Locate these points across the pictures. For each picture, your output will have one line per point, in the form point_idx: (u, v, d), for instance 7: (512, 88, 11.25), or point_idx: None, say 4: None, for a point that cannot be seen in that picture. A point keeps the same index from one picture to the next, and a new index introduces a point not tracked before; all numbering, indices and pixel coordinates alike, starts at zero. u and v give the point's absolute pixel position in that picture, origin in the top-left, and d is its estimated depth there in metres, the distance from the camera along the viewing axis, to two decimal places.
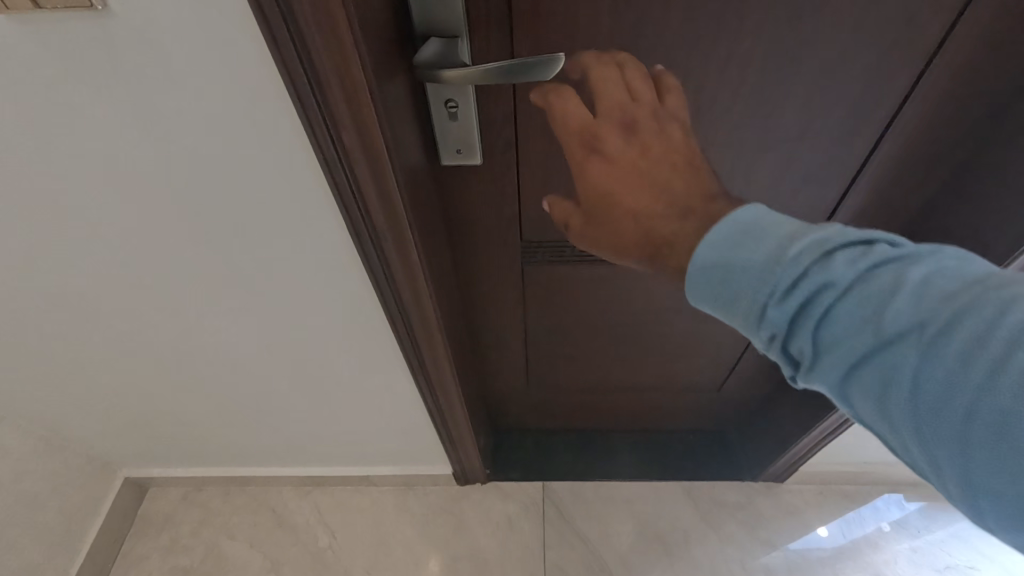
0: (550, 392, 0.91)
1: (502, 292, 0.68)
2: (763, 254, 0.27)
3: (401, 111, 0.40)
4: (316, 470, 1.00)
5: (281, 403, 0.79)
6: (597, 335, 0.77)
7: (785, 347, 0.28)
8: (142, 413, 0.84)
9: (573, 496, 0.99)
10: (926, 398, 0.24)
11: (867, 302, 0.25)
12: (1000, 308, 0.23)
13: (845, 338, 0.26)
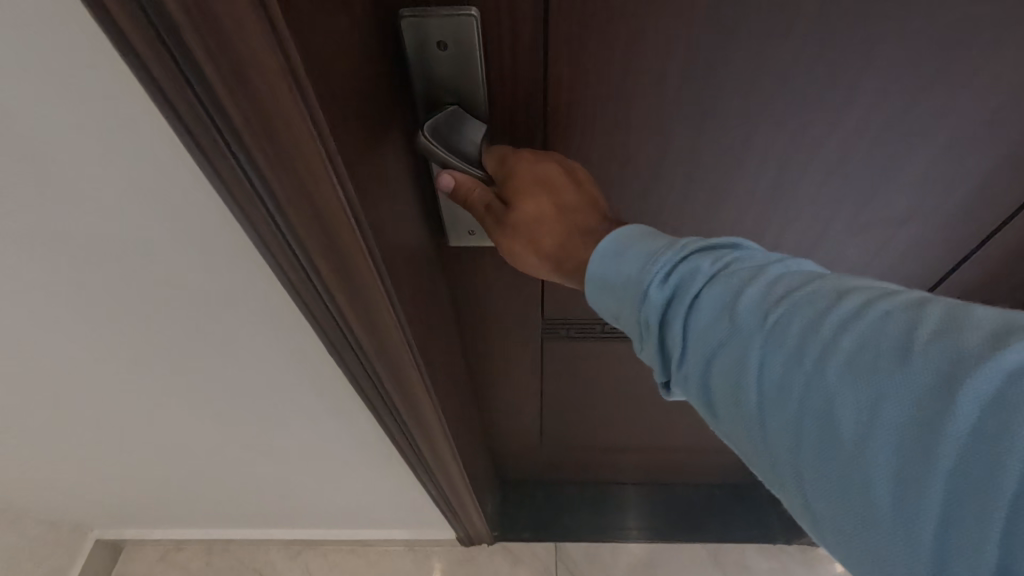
0: (566, 454, 0.83)
1: (517, 364, 0.59)
2: (641, 255, 0.30)
3: (392, 213, 0.32)
4: (309, 533, 0.92)
5: (271, 467, 0.71)
6: (625, 405, 0.68)
7: (661, 337, 0.29)
8: (113, 481, 0.75)
9: (589, 558, 0.91)
10: (775, 385, 0.25)
11: (726, 295, 0.27)
12: (832, 302, 0.25)
13: (707, 326, 0.27)
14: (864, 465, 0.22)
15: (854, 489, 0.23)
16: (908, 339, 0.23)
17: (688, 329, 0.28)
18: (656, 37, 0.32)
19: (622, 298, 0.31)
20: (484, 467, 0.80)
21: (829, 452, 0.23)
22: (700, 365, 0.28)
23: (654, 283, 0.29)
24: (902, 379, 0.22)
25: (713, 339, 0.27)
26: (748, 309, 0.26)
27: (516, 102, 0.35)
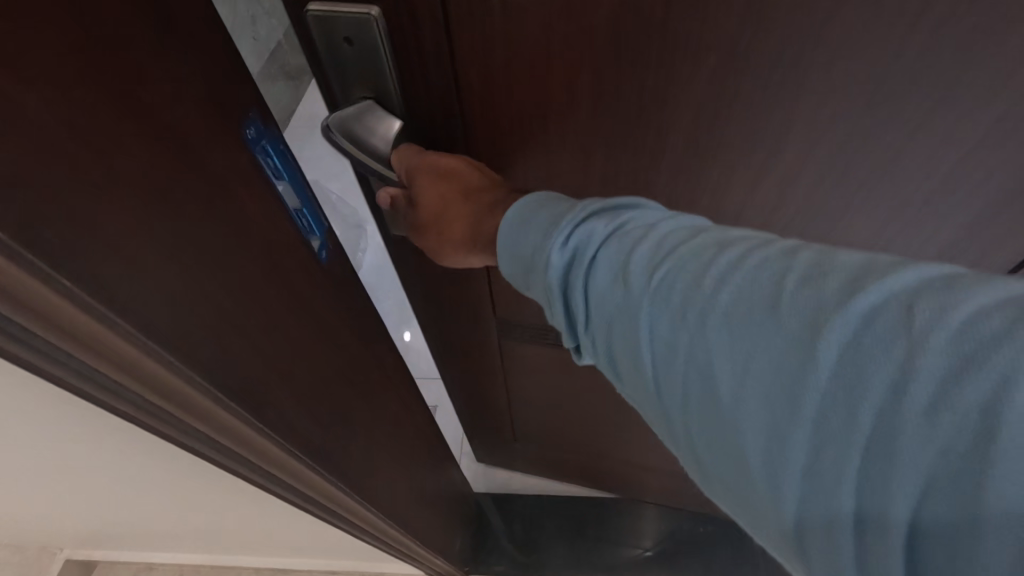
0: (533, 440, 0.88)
1: (481, 356, 0.65)
2: (545, 222, 0.32)
3: (274, 259, 0.35)
4: (281, 557, 0.91)
5: (224, 500, 0.70)
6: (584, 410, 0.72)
7: (566, 300, 0.31)
8: (58, 515, 0.72)
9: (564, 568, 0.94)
10: (664, 340, 0.26)
11: (620, 254, 0.28)
12: (713, 255, 0.26)
13: (604, 286, 0.28)
14: (739, 409, 0.23)
15: (733, 437, 0.24)
16: (778, 286, 0.24)
17: (589, 290, 0.29)
18: (568, 56, 0.35)
19: (529, 268, 0.32)
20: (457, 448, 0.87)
21: (709, 405, 0.25)
22: (598, 326, 0.29)
23: (556, 248, 0.30)
24: (772, 331, 0.23)
25: (610, 299, 0.28)
26: (639, 270, 0.27)
27: (433, 100, 0.39)
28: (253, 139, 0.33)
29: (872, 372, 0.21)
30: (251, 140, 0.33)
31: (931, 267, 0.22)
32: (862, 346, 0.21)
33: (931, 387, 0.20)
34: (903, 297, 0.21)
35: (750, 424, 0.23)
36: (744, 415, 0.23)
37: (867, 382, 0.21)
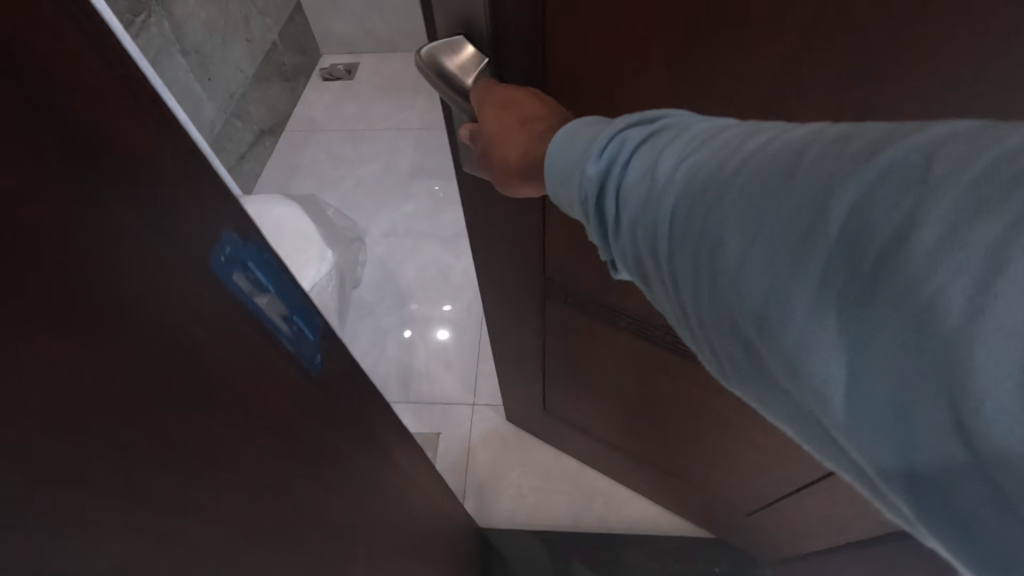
0: (555, 386, 1.14)
1: (533, 269, 0.84)
2: (582, 146, 0.40)
3: (181, 333, 0.32)
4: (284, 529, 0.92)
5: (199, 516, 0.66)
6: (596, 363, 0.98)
7: (604, 206, 0.38)
8: None
9: (552, 509, 1.32)
10: (680, 226, 0.33)
11: (649, 161, 0.35)
12: (738, 149, 0.31)
13: (634, 190, 0.35)
14: (743, 272, 0.29)
15: (741, 297, 0.29)
16: (794, 164, 0.28)
17: (623, 193, 0.36)
18: None
19: (573, 188, 0.41)
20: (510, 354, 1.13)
21: (723, 275, 0.30)
22: (632, 228, 0.36)
23: (591, 162, 0.38)
24: (781, 202, 0.28)
25: (640, 197, 0.35)
26: (665, 175, 0.34)
27: (517, 21, 0.49)
28: (228, 260, 0.37)
29: (875, 223, 0.24)
30: (223, 258, 0.36)
31: (959, 125, 0.25)
32: (864, 203, 0.25)
33: (935, 232, 0.23)
34: (921, 154, 0.24)
35: (757, 284, 0.28)
36: (751, 277, 0.28)
37: (870, 234, 0.24)
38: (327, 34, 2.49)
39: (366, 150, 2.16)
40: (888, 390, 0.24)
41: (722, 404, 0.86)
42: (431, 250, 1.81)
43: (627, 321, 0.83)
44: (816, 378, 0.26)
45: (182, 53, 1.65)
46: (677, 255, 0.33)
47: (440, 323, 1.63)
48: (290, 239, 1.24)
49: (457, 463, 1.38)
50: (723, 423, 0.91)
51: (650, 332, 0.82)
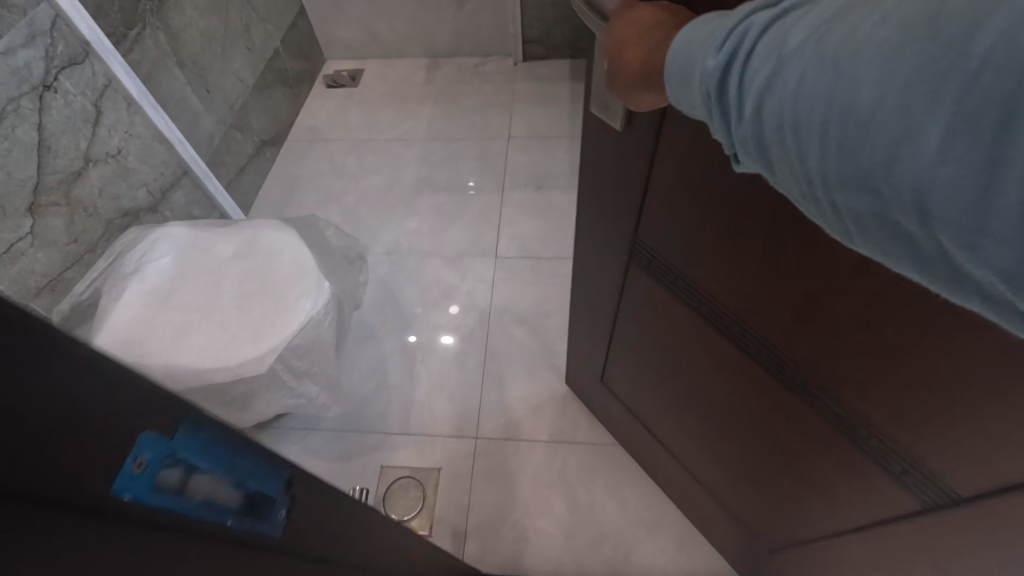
0: (618, 356, 1.19)
1: (625, 215, 0.89)
2: (704, 39, 0.40)
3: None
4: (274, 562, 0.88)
5: None
6: (662, 340, 1.01)
7: (722, 96, 0.38)
8: None
9: (564, 530, 1.26)
10: (805, 100, 0.32)
11: (774, 39, 0.35)
12: (875, 12, 0.30)
13: (758, 70, 0.35)
14: (874, 134, 0.29)
15: (868, 159, 0.30)
16: (938, 12, 0.27)
17: (743, 78, 0.36)
18: None
19: (697, 87, 0.40)
20: (586, 307, 1.19)
21: (852, 134, 0.30)
22: (754, 115, 0.36)
23: (711, 54, 0.38)
24: (918, 57, 0.27)
25: (762, 78, 0.35)
26: (793, 48, 0.33)
27: None
28: (143, 466, 0.32)
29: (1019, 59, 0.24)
30: (141, 474, 0.32)
31: None
32: (1011, 31, 0.24)
33: None
34: None
35: (889, 133, 0.28)
36: (883, 127, 0.29)
37: (1013, 73, 0.24)
38: (331, 38, 2.44)
39: (370, 162, 2.08)
40: (1016, 206, 0.24)
41: (763, 402, 0.86)
42: (437, 268, 1.74)
43: (698, 299, 0.86)
44: (949, 211, 0.26)
45: (179, 66, 1.59)
46: (799, 128, 0.33)
47: (447, 329, 1.60)
48: (283, 273, 1.19)
49: (464, 483, 1.33)
50: (763, 431, 0.90)
51: (716, 316, 0.84)
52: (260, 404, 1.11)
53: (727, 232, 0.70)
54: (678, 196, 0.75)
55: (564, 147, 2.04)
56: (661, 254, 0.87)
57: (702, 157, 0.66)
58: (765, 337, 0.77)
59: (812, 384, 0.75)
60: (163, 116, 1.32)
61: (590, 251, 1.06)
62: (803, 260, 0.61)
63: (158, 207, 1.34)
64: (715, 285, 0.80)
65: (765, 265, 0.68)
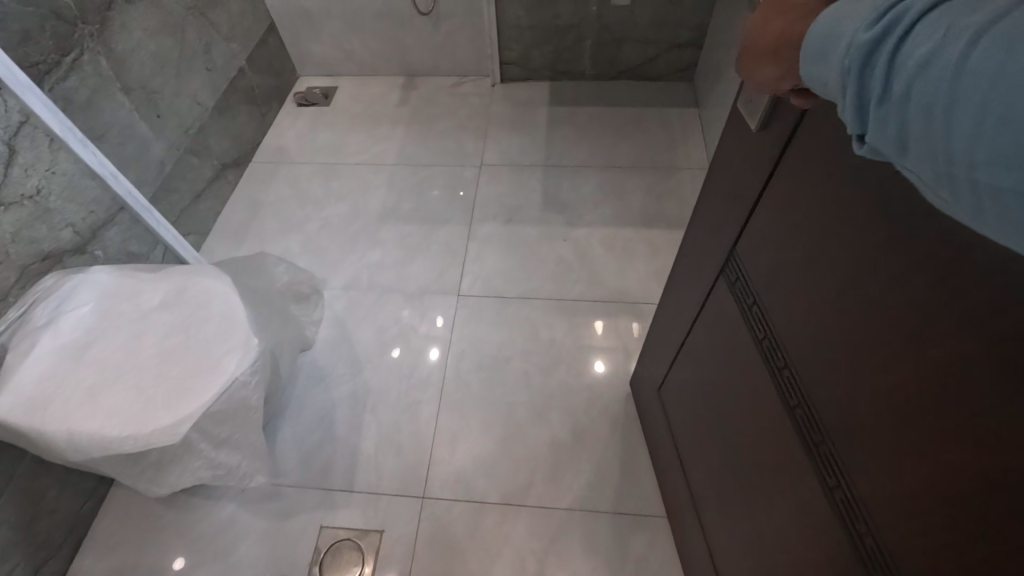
0: (685, 377, 1.08)
1: (730, 226, 0.79)
2: (855, 16, 0.33)
3: None
4: None
5: None
6: (723, 367, 0.90)
7: (862, 79, 0.32)
8: None
9: None
10: (968, 78, 0.26)
11: (946, 14, 0.28)
12: None
13: (914, 46, 0.29)
14: None
15: None
16: None
17: (893, 56, 0.30)
18: None
19: (834, 63, 0.34)
20: (673, 313, 1.12)
21: (1016, 111, 0.24)
22: (900, 95, 0.29)
23: (861, 29, 0.31)
24: None
25: (918, 53, 0.28)
26: (968, 21, 0.27)
27: None
28: None
29: None
30: None
31: None
32: None
33: None
34: None
35: None
36: None
37: None
38: (304, 55, 2.35)
39: (335, 189, 1.99)
40: None
41: (783, 463, 0.73)
42: (396, 309, 1.65)
43: (765, 331, 0.74)
44: None
45: (125, 92, 1.50)
46: (953, 105, 0.27)
47: (433, 343, 1.56)
48: (209, 328, 1.10)
49: (405, 549, 1.25)
50: (774, 497, 0.77)
51: (772, 354, 0.72)
52: (176, 473, 1.03)
53: (815, 258, 0.59)
54: (783, 211, 0.64)
55: (538, 177, 1.95)
56: (750, 274, 0.75)
57: (822, 172, 0.55)
58: (807, 388, 0.65)
59: (832, 456, 0.61)
60: (91, 151, 1.25)
61: (694, 259, 0.97)
62: (881, 309, 0.49)
63: (87, 246, 1.26)
64: (782, 316, 0.68)
65: (838, 307, 0.56)
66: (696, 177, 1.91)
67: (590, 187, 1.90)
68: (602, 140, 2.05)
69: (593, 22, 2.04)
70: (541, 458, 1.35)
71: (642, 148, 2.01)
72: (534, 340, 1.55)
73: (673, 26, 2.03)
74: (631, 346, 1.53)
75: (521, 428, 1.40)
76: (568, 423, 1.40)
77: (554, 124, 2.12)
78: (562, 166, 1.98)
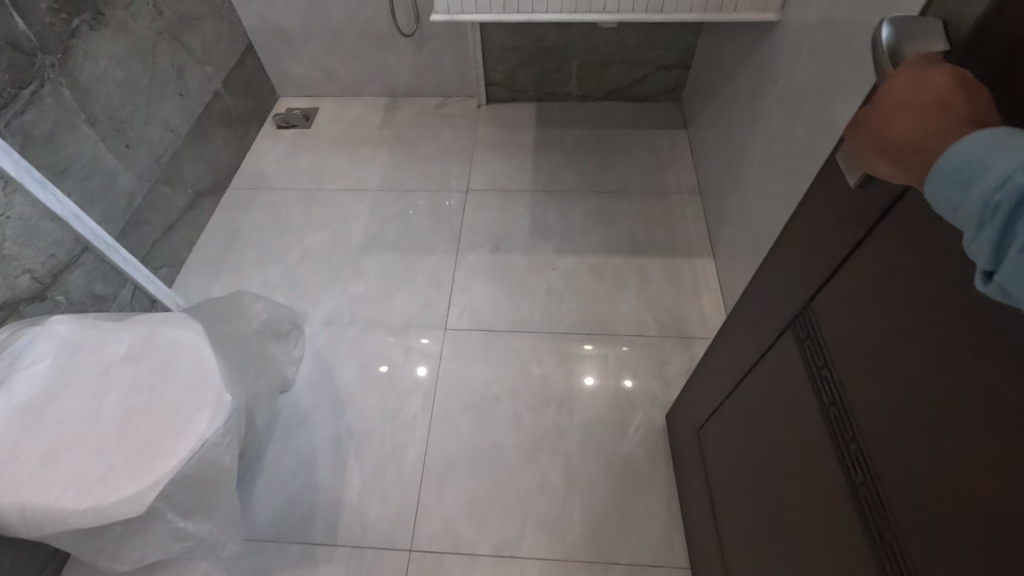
0: (728, 426, 0.98)
1: (797, 280, 0.69)
2: (1015, 156, 0.32)
3: None
4: None
5: None
6: (773, 428, 0.80)
7: (1010, 222, 0.31)
8: None
9: None
10: None
11: None
12: None
13: None
14: None
15: None
16: None
17: None
18: None
19: (975, 192, 0.33)
20: (721, 359, 1.02)
21: None
22: None
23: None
24: None
25: None
26: None
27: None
28: None
29: None
30: None
31: None
32: None
33: None
34: None
35: None
36: None
37: None
38: (283, 76, 2.28)
39: (317, 216, 1.92)
40: None
41: (836, 550, 0.64)
42: (380, 345, 1.58)
43: (830, 399, 0.64)
44: None
45: (90, 123, 1.43)
46: None
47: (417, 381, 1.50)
48: (178, 385, 1.03)
49: None
50: None
51: (842, 428, 0.62)
52: (140, 547, 0.95)
53: (910, 333, 0.49)
54: (870, 275, 0.54)
55: (526, 203, 1.91)
56: (824, 334, 0.64)
57: (936, 242, 0.45)
58: (886, 480, 0.55)
59: (909, 561, 0.52)
60: (51, 192, 1.18)
61: (749, 308, 0.87)
62: (1009, 411, 0.40)
63: (47, 292, 1.18)
64: (862, 391, 0.58)
65: (947, 403, 0.46)
66: (687, 202, 1.87)
67: (579, 214, 1.86)
68: (590, 164, 2.01)
69: (580, 44, 2.01)
70: (532, 505, 1.30)
71: (631, 172, 1.98)
72: (524, 377, 1.50)
73: (660, 48, 2.00)
74: (625, 382, 1.48)
75: (512, 473, 1.34)
76: (561, 467, 1.35)
77: (541, 147, 2.08)
78: (550, 191, 1.94)
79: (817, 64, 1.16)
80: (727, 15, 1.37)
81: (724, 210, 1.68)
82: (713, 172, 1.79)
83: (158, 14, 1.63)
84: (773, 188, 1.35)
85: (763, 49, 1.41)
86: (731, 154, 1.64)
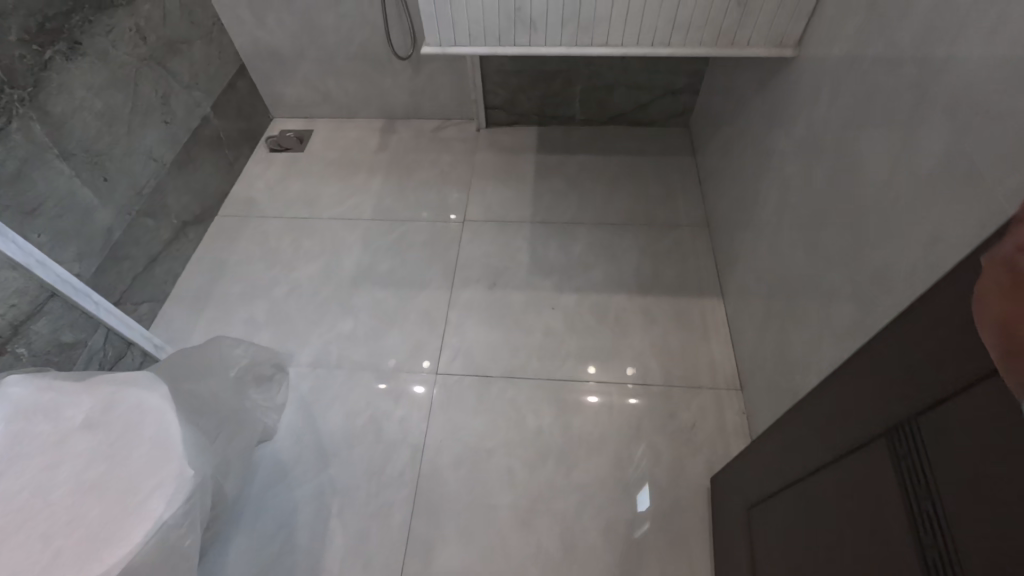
0: (787, 519, 0.85)
1: (905, 385, 0.57)
2: None
3: None
4: None
5: None
6: (839, 543, 0.67)
7: None
8: None
9: None
10: None
11: None
12: None
13: None
14: None
15: None
16: None
17: None
18: None
19: None
20: (784, 440, 0.89)
21: None
22: None
23: None
24: None
25: None
26: None
27: None
28: None
29: None
30: None
31: None
32: None
33: None
34: None
35: None
36: None
37: None
38: (277, 98, 2.21)
39: (307, 247, 1.85)
40: None
41: None
42: (367, 390, 1.50)
43: (927, 538, 0.52)
44: None
45: (63, 156, 1.35)
46: None
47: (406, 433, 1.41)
48: (138, 456, 0.95)
49: None
50: None
51: None
52: None
53: None
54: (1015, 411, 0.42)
55: (525, 235, 1.82)
56: (933, 458, 0.51)
57: None
58: None
59: None
60: (12, 239, 1.11)
61: (829, 395, 0.74)
62: None
63: (7, 345, 1.10)
64: (984, 549, 0.45)
65: None
66: (695, 236, 1.78)
67: (580, 247, 1.77)
68: (593, 194, 1.92)
69: (583, 68, 1.92)
70: None
71: (636, 202, 1.89)
72: (519, 429, 1.40)
73: (667, 73, 1.91)
74: (627, 437, 1.39)
75: (504, 538, 1.25)
76: (557, 533, 1.26)
77: (541, 175, 2.00)
78: (550, 222, 1.85)
79: (838, 107, 1.06)
80: (739, 49, 1.29)
81: (734, 248, 1.58)
82: (722, 205, 1.70)
83: (141, 39, 1.56)
84: (787, 235, 1.25)
85: (778, 83, 1.32)
86: (742, 189, 1.55)
